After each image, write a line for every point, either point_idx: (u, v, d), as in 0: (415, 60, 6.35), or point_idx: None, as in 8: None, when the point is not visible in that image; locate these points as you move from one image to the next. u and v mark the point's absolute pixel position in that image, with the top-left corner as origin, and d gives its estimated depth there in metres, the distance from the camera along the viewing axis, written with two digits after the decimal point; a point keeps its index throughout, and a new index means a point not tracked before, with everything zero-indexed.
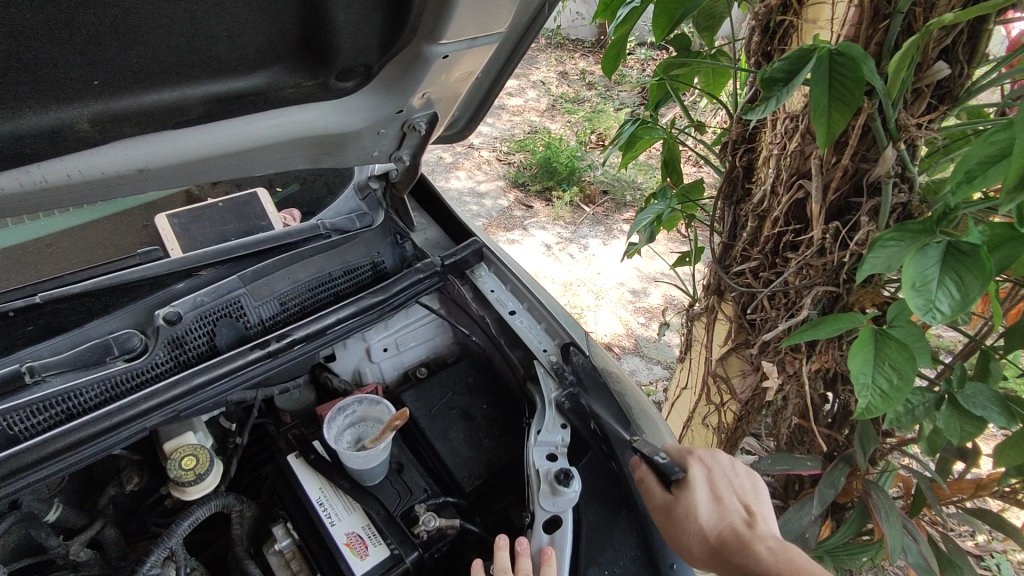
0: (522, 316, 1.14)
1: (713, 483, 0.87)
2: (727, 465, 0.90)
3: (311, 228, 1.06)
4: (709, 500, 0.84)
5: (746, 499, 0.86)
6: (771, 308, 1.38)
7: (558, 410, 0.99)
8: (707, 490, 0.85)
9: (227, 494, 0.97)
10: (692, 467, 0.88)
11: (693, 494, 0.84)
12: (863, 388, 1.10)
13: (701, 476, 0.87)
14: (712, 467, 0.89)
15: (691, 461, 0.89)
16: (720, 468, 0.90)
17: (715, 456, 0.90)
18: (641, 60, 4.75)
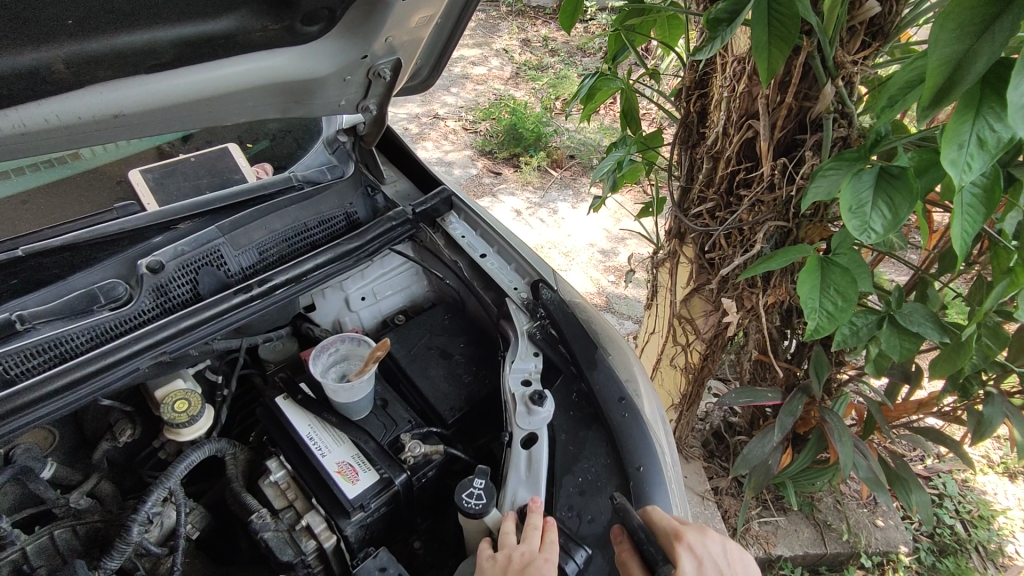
0: (493, 259, 1.19)
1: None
2: (717, 552, 0.79)
3: (284, 180, 1.10)
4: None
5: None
6: (727, 246, 1.47)
7: (530, 340, 1.06)
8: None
9: (219, 440, 1.02)
10: (680, 560, 0.76)
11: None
12: (812, 312, 1.18)
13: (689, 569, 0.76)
14: (702, 555, 0.78)
15: (679, 550, 0.77)
16: (710, 554, 0.79)
17: (706, 542, 0.79)
18: (601, 25, 4.76)
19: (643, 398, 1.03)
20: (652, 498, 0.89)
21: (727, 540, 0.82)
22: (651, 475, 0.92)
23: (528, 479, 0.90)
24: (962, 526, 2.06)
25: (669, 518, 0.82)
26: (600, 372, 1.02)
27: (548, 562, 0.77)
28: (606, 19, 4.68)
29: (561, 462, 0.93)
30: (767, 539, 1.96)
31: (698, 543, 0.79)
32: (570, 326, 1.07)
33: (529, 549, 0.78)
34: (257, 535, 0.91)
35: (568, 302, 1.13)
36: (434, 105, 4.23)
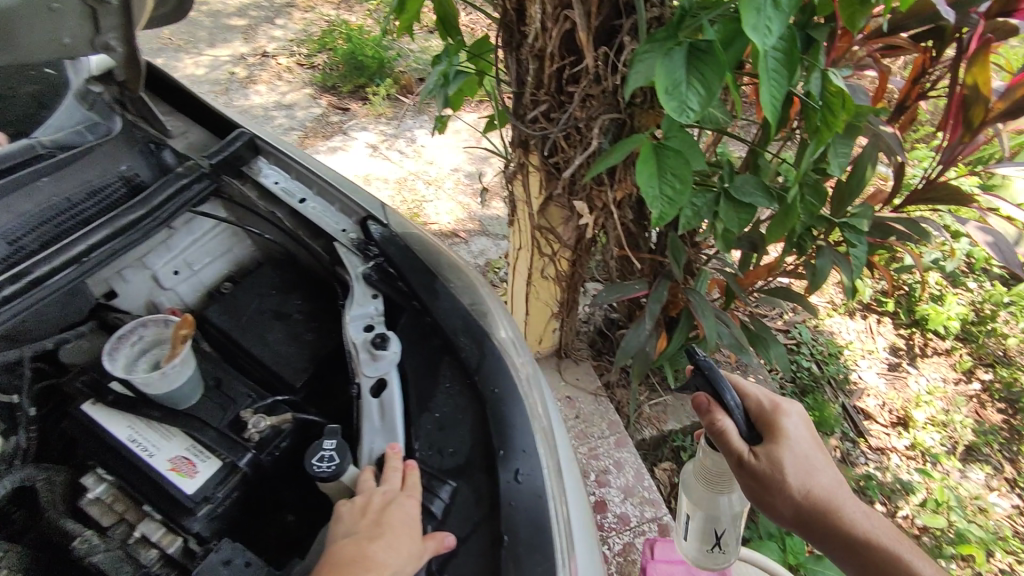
0: (314, 202, 1.08)
1: (797, 447, 0.87)
2: (809, 433, 0.89)
3: (26, 149, 0.92)
4: (791, 470, 0.86)
5: (822, 457, 0.89)
6: (568, 147, 1.42)
7: (366, 282, 0.98)
8: (796, 456, 0.87)
9: (23, 467, 0.88)
10: (784, 427, 0.87)
11: (778, 455, 0.86)
12: (653, 201, 1.20)
13: (792, 435, 0.87)
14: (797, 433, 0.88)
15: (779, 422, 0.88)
16: (803, 434, 0.89)
17: (798, 421, 0.89)
18: None
19: (494, 319, 0.99)
20: (510, 418, 0.87)
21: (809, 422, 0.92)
22: (507, 395, 0.89)
23: (383, 428, 0.87)
24: (817, 366, 2.31)
25: (758, 391, 0.92)
26: (443, 300, 0.96)
27: (411, 500, 0.77)
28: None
29: (417, 402, 0.89)
30: (658, 418, 2.15)
31: (779, 408, 0.90)
32: (406, 259, 1.00)
33: (389, 489, 0.77)
34: (84, 561, 0.81)
35: (401, 233, 1.05)
36: (261, 42, 3.83)
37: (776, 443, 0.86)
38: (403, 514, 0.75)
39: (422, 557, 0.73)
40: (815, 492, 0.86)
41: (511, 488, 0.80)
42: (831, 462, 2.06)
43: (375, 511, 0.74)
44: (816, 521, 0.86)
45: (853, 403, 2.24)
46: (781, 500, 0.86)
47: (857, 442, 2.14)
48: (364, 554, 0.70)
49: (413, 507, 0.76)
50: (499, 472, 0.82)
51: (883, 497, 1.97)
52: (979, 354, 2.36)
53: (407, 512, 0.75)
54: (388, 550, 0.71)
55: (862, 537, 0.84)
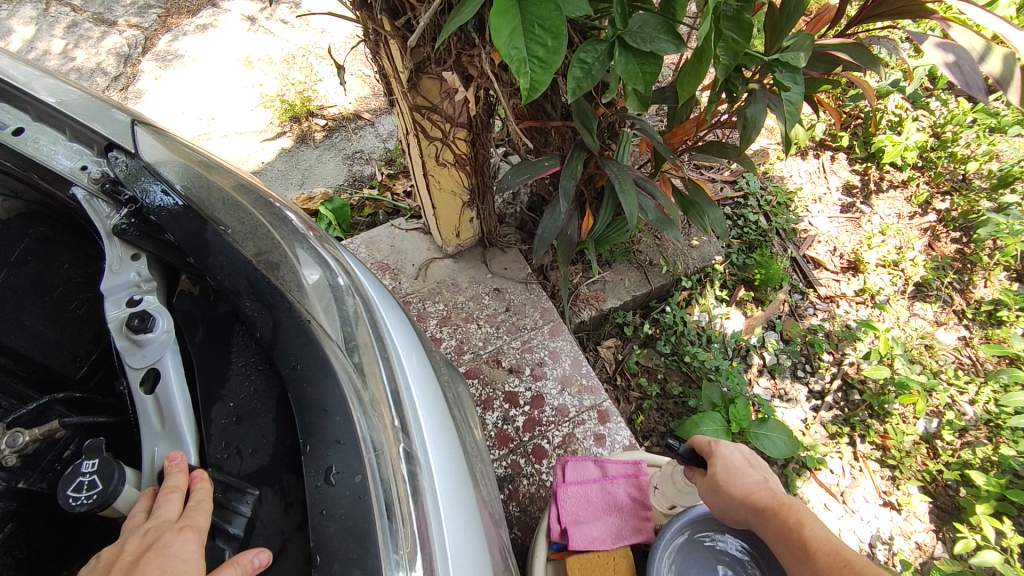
0: (37, 131, 0.79)
1: (731, 462, 0.94)
2: (746, 459, 0.96)
3: None
4: (728, 478, 0.92)
5: (766, 477, 0.93)
6: (417, 1, 1.09)
7: (121, 239, 0.74)
8: (735, 469, 0.93)
9: None
10: (718, 449, 0.96)
11: (716, 468, 0.94)
12: (520, 65, 0.89)
13: (730, 453, 0.96)
14: (733, 455, 0.96)
15: (716, 447, 0.97)
16: (740, 458, 0.96)
17: (735, 449, 0.97)
18: None
19: (296, 259, 0.80)
20: (320, 398, 0.67)
21: (753, 456, 0.97)
22: (312, 370, 0.69)
23: (165, 432, 0.66)
24: (765, 218, 2.12)
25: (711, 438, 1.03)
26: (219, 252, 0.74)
27: (186, 536, 0.56)
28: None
29: (204, 391, 0.69)
30: (596, 298, 1.90)
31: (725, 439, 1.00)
32: (166, 202, 0.76)
33: (157, 523, 0.57)
34: None
35: (156, 162, 0.81)
36: None
37: (713, 457, 0.96)
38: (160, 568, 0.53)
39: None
40: (754, 495, 0.89)
41: (321, 494, 0.62)
42: (777, 318, 1.95)
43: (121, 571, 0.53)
44: (763, 522, 0.87)
45: (803, 253, 2.08)
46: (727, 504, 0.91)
47: (805, 293, 2.01)
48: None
49: (191, 548, 0.55)
50: (306, 475, 0.64)
51: (829, 348, 1.89)
52: (937, 183, 2.18)
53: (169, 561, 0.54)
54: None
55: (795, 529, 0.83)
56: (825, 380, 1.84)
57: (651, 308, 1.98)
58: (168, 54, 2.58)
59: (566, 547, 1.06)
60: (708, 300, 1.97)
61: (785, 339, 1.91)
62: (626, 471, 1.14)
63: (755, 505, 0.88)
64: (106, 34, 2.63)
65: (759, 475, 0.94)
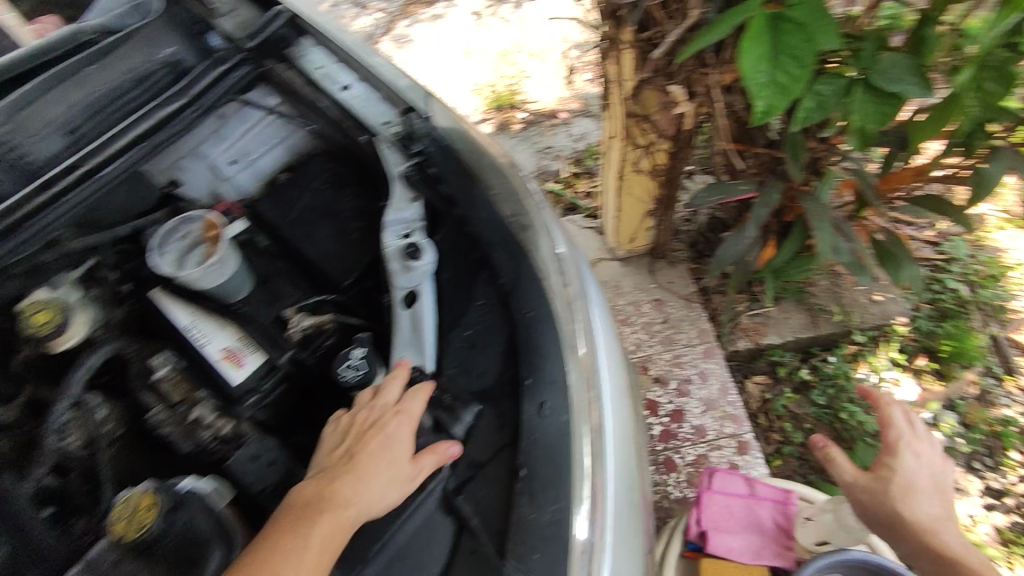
0: (358, 89, 1.00)
1: (906, 473, 0.98)
2: (925, 470, 0.99)
3: (74, 37, 0.90)
4: (897, 493, 0.97)
5: (935, 495, 0.97)
6: (665, 19, 1.18)
7: (405, 183, 0.90)
8: (911, 488, 0.97)
9: (115, 340, 0.98)
10: (902, 454, 0.99)
11: (892, 477, 0.98)
12: (760, 90, 0.96)
13: (912, 465, 0.99)
14: (913, 465, 0.99)
15: (900, 450, 1.00)
16: (918, 468, 0.99)
17: (920, 457, 0.99)
18: None
19: (537, 230, 0.87)
20: (543, 344, 0.79)
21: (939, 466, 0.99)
22: (541, 318, 0.80)
23: (413, 340, 0.84)
24: (968, 289, 1.93)
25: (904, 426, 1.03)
26: (481, 208, 0.87)
27: (400, 420, 0.77)
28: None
29: (448, 317, 0.85)
30: (757, 331, 1.87)
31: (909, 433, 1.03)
32: (446, 159, 0.91)
33: (380, 411, 0.78)
34: (156, 430, 0.91)
35: (444, 126, 0.95)
36: None
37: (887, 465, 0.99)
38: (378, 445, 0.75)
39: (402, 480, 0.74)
40: (911, 513, 0.95)
41: (533, 423, 0.75)
42: (959, 399, 1.78)
43: (356, 436, 0.77)
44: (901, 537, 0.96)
45: (1007, 336, 1.87)
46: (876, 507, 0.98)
47: (1000, 379, 1.82)
48: (328, 491, 0.72)
49: (405, 431, 0.77)
50: (523, 405, 0.77)
51: (1018, 446, 1.70)
52: None
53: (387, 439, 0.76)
54: (353, 486, 0.72)
55: (954, 569, 0.92)
56: (1007, 480, 1.66)
57: (811, 355, 1.89)
58: (403, 37, 2.94)
59: (702, 549, 1.12)
60: (879, 361, 1.83)
61: (965, 424, 1.74)
62: (774, 497, 1.16)
63: (914, 527, 0.95)
64: (359, 15, 3.05)
65: (930, 492, 0.97)
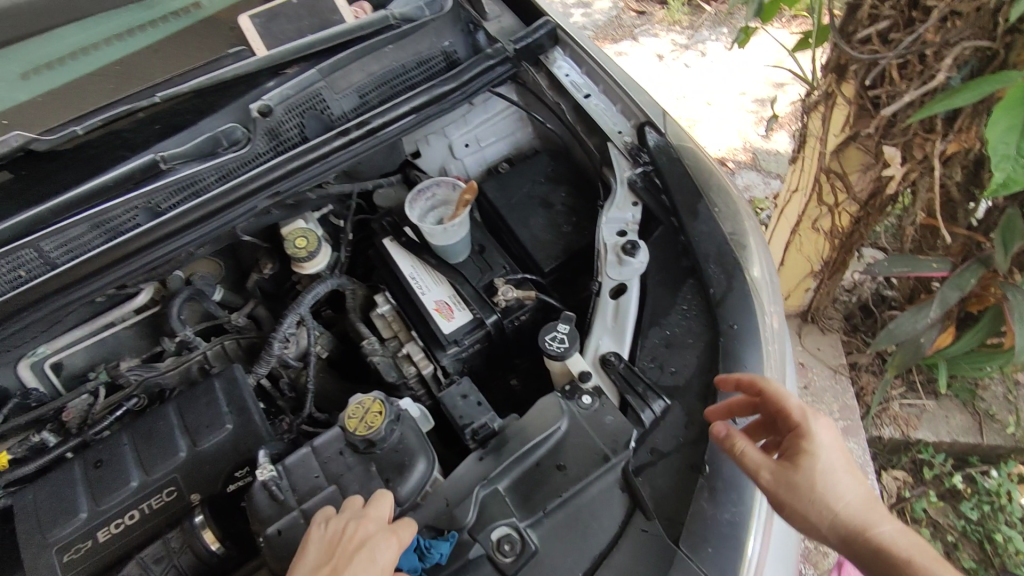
0: (598, 99, 1.10)
1: (837, 455, 0.72)
2: (842, 465, 0.71)
3: (382, 20, 1.05)
4: (817, 499, 0.70)
5: (857, 485, 0.71)
6: (901, 79, 1.15)
7: (629, 188, 1.00)
8: (823, 485, 0.70)
9: (340, 276, 1.14)
10: (815, 430, 0.73)
11: (818, 464, 0.71)
12: (1001, 161, 0.93)
13: (831, 446, 0.72)
14: (829, 461, 0.71)
15: (811, 432, 0.73)
16: (832, 459, 0.71)
17: (835, 452, 0.72)
18: None
19: (750, 253, 0.93)
20: (742, 358, 0.84)
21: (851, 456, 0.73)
22: (744, 333, 0.85)
23: (613, 328, 0.90)
24: None
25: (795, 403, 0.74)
26: (702, 223, 0.93)
27: (390, 542, 0.70)
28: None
29: (649, 314, 0.91)
30: (908, 423, 1.72)
31: (834, 438, 0.73)
32: (674, 173, 0.98)
33: (364, 533, 0.72)
34: (367, 357, 1.03)
35: (676, 141, 1.03)
36: None
37: (803, 456, 0.72)
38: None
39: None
40: (846, 516, 0.69)
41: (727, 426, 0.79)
42: None
43: (334, 563, 0.69)
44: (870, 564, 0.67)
45: None
46: (817, 512, 0.69)
47: None
48: None
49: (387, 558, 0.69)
50: (717, 408, 0.81)
51: None
52: None
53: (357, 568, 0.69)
54: None
55: None
56: None
57: (967, 464, 1.71)
58: None
59: None
60: None
61: None
62: None
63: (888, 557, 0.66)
64: None
65: (848, 485, 0.71)
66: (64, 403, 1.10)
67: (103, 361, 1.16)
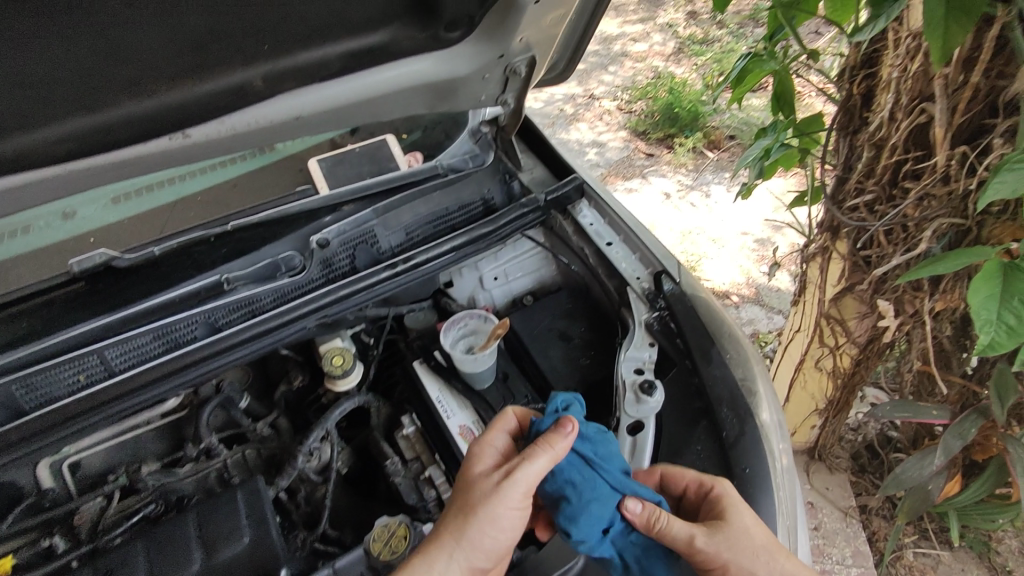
0: (619, 247, 1.22)
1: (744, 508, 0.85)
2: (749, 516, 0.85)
3: (430, 168, 1.21)
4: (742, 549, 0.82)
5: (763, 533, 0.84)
6: (887, 243, 1.28)
7: (647, 330, 1.09)
8: (739, 539, 0.82)
9: (367, 394, 1.20)
10: (724, 491, 0.86)
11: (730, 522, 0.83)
12: (985, 325, 0.92)
13: (733, 502, 0.85)
14: (741, 513, 0.84)
15: (722, 493, 0.86)
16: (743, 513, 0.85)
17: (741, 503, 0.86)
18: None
19: (761, 399, 1.00)
20: (754, 501, 0.89)
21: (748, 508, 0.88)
22: (758, 478, 0.91)
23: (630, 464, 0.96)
24: None
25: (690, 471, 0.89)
26: (715, 368, 1.01)
27: (494, 432, 0.91)
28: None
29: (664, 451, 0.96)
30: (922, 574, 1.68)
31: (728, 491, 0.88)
32: (689, 319, 1.07)
33: (486, 440, 0.90)
34: (389, 476, 1.10)
35: (691, 291, 1.13)
36: (591, 84, 3.82)
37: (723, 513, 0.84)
38: (483, 469, 0.86)
39: (506, 499, 0.82)
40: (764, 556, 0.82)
41: None
42: None
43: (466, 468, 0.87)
44: None
45: None
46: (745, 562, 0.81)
47: None
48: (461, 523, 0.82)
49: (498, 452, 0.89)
50: None
51: None
52: None
53: (488, 457, 0.88)
54: (480, 520, 0.82)
55: None
56: None
57: None
58: None
59: None
60: None
61: None
62: None
63: None
64: None
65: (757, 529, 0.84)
66: (76, 506, 1.10)
67: (124, 464, 1.18)
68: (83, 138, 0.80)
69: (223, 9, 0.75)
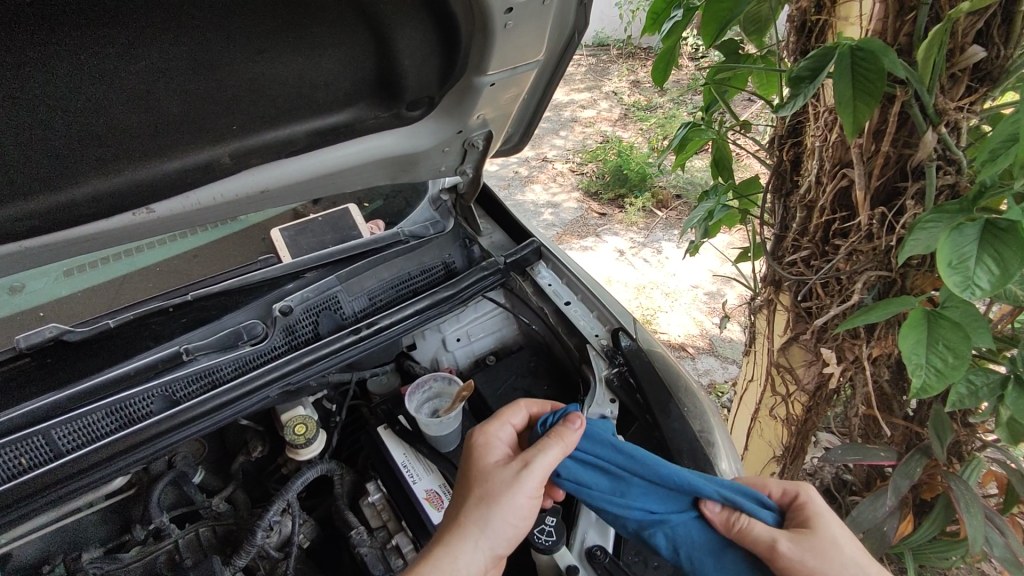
0: (577, 306, 1.27)
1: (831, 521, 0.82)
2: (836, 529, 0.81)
3: (392, 235, 1.24)
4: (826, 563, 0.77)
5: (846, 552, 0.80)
6: (825, 296, 1.37)
7: (607, 386, 1.12)
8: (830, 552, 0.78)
9: (330, 461, 1.18)
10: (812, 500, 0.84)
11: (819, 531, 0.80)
12: (916, 368, 0.99)
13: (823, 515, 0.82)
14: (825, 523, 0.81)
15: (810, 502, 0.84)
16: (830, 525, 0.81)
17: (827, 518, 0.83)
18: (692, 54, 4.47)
19: (719, 449, 1.02)
20: None
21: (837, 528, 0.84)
22: None
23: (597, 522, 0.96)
24: None
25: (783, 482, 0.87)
26: (674, 421, 1.05)
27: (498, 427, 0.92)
28: (691, 43, 4.26)
29: None
30: None
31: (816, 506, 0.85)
32: (646, 373, 1.12)
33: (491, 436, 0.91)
34: (355, 548, 1.06)
35: (647, 347, 1.18)
36: (544, 148, 4.01)
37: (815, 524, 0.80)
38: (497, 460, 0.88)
39: (523, 489, 0.83)
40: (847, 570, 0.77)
41: None
42: None
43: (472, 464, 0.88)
44: None
45: None
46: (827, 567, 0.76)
47: None
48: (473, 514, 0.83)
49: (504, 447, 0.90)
50: None
51: None
52: None
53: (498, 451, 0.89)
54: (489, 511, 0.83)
55: None
56: None
57: None
58: None
59: None
60: None
61: None
62: None
63: None
64: None
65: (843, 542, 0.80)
66: None
67: (63, 551, 1.11)
68: (46, 214, 0.80)
69: (196, 95, 0.79)
